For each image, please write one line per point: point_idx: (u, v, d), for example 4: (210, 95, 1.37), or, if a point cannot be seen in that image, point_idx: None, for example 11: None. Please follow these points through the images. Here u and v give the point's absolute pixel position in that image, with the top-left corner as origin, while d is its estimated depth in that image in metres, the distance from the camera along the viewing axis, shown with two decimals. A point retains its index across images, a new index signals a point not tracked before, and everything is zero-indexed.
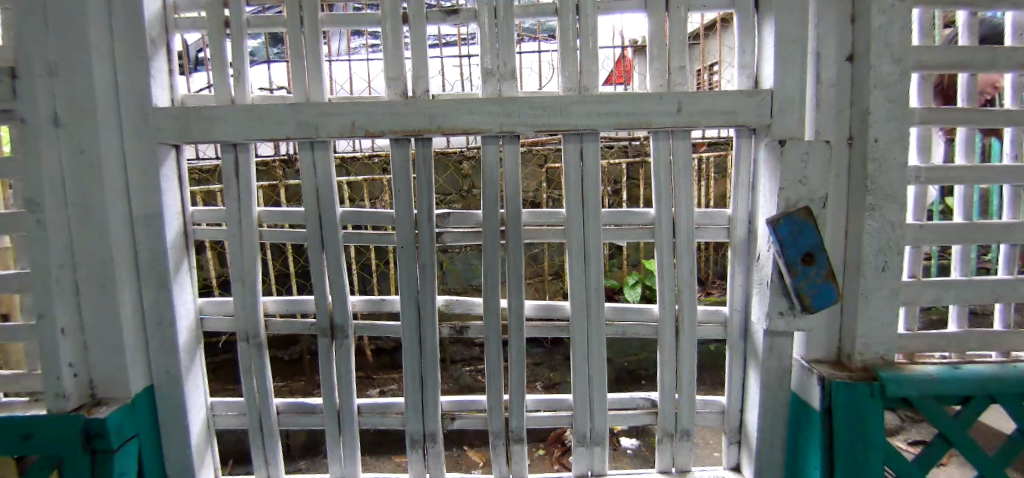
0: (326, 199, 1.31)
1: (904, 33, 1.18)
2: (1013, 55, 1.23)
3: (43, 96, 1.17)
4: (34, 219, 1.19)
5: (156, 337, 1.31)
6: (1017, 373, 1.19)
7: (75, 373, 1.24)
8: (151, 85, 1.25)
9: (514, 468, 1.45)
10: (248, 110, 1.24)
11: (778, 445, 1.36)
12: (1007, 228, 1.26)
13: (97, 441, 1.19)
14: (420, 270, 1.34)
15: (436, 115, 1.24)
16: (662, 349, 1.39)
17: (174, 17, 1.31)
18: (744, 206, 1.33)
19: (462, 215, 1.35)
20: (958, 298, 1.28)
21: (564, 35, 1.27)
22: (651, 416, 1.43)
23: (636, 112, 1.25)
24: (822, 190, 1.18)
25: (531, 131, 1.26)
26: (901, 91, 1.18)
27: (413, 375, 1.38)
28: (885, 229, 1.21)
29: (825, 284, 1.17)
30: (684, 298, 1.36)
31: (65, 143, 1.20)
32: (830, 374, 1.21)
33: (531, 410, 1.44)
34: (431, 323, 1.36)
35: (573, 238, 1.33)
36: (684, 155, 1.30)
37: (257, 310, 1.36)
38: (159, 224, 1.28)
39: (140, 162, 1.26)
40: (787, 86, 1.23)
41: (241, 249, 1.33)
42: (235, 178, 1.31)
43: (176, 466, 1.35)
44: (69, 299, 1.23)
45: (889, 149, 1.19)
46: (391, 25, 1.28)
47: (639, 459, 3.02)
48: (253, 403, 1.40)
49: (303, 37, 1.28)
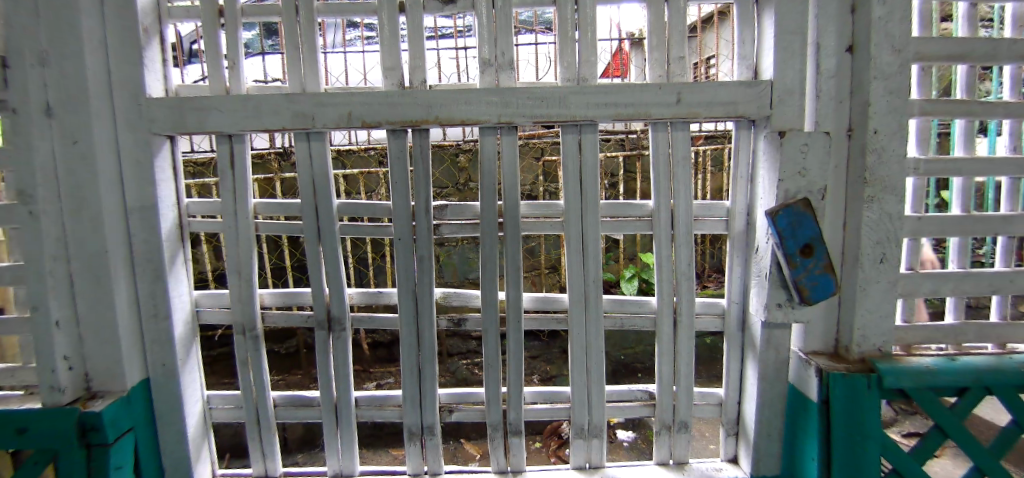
0: (323, 191, 1.30)
1: (904, 24, 1.17)
2: (1013, 47, 1.22)
3: (35, 86, 1.15)
4: (27, 210, 1.17)
5: (151, 329, 1.30)
6: (1012, 364, 1.19)
7: (70, 366, 1.23)
8: (145, 75, 1.23)
9: (512, 460, 1.45)
10: (244, 100, 1.23)
11: (776, 437, 1.36)
12: (1005, 219, 1.26)
13: (92, 434, 1.18)
14: (418, 262, 1.32)
15: (434, 105, 1.23)
16: (660, 340, 1.38)
17: (167, 7, 1.28)
18: (742, 198, 1.33)
19: (459, 207, 1.34)
20: (956, 290, 1.28)
21: (563, 26, 1.25)
22: (649, 408, 1.43)
23: (635, 103, 1.24)
24: (821, 182, 1.17)
25: (530, 122, 1.24)
26: (902, 82, 1.18)
27: (411, 368, 1.38)
28: (884, 221, 1.21)
29: (824, 276, 1.15)
30: (682, 290, 1.36)
31: (58, 133, 1.18)
32: (827, 366, 1.22)
33: (529, 402, 1.44)
34: (428, 315, 1.36)
35: (572, 231, 1.32)
36: (683, 147, 1.29)
37: (255, 301, 1.35)
38: (154, 215, 1.26)
39: (134, 152, 1.24)
40: (787, 77, 1.22)
41: (237, 241, 1.31)
42: (231, 170, 1.29)
43: (172, 461, 1.34)
44: (64, 291, 1.22)
45: (888, 141, 1.19)
46: (388, 14, 1.26)
47: (635, 452, 3.04)
48: (250, 396, 1.39)
49: (299, 27, 1.26)
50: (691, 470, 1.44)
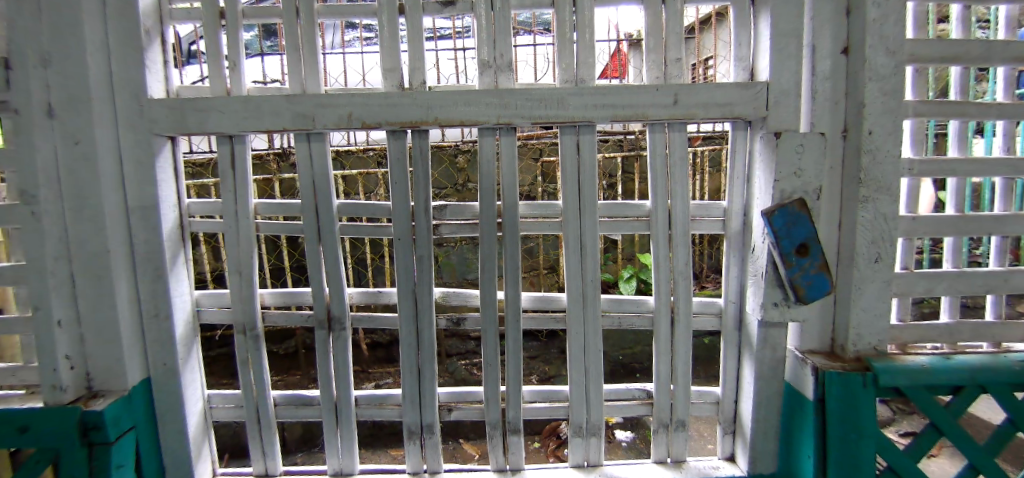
0: (323, 191, 1.31)
1: (897, 26, 1.18)
2: (1006, 49, 1.24)
3: (37, 87, 1.16)
4: (29, 210, 1.18)
5: (152, 329, 1.31)
6: (1006, 363, 1.20)
7: (72, 365, 1.24)
8: (146, 76, 1.23)
9: (511, 459, 1.46)
10: (244, 101, 1.23)
11: (772, 434, 1.38)
12: (998, 219, 1.28)
13: (94, 433, 1.19)
14: (417, 262, 1.33)
15: (433, 106, 1.24)
16: (657, 339, 1.39)
17: (169, 8, 1.30)
18: (739, 198, 1.34)
19: (459, 207, 1.35)
20: (950, 289, 1.29)
21: (561, 28, 1.26)
22: (647, 407, 1.44)
23: (632, 104, 1.25)
24: (817, 182, 1.19)
25: (528, 123, 1.25)
26: (896, 83, 1.19)
27: (410, 367, 1.39)
28: (879, 221, 1.22)
29: (819, 275, 1.16)
30: (680, 289, 1.37)
31: (59, 134, 1.19)
32: (823, 365, 1.23)
33: (528, 401, 1.45)
34: (428, 315, 1.36)
35: (571, 231, 1.33)
36: (680, 148, 1.30)
37: (255, 301, 1.36)
38: (155, 216, 1.27)
39: (135, 153, 1.25)
40: (782, 78, 1.24)
41: (237, 241, 1.32)
42: (232, 171, 1.30)
43: (173, 460, 1.35)
44: (66, 291, 1.23)
45: (882, 141, 1.20)
46: (388, 17, 1.27)
47: (634, 452, 3.05)
48: (250, 395, 1.40)
49: (299, 28, 1.27)
50: (689, 468, 1.45)
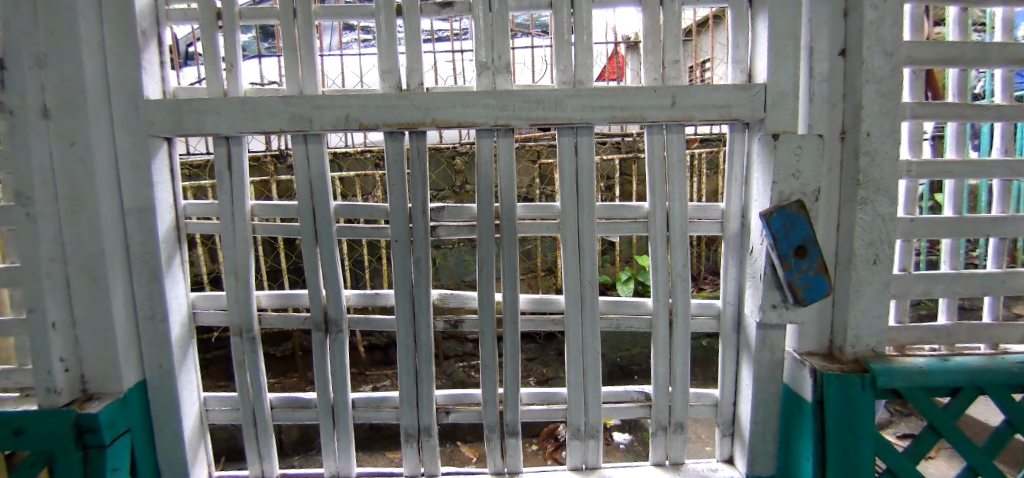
0: (320, 193, 1.30)
1: (894, 28, 1.19)
2: (1003, 51, 1.24)
3: (32, 88, 1.16)
4: (24, 213, 1.18)
5: (148, 330, 1.30)
6: (1004, 364, 1.20)
7: (66, 368, 1.23)
8: (144, 77, 1.23)
9: (508, 461, 1.45)
10: (241, 102, 1.23)
11: (771, 436, 1.37)
12: (995, 221, 1.28)
13: (89, 436, 1.18)
14: (414, 264, 1.32)
15: (431, 107, 1.23)
16: (655, 341, 1.39)
17: (165, 9, 1.29)
18: (737, 200, 1.34)
19: (457, 209, 1.35)
20: (948, 291, 1.29)
21: (559, 30, 1.26)
22: (645, 409, 1.44)
23: (629, 106, 1.25)
24: (815, 184, 1.18)
25: (526, 124, 1.25)
26: (893, 85, 1.19)
27: (407, 369, 1.38)
28: (876, 223, 1.22)
29: (818, 277, 1.15)
30: (678, 291, 1.37)
31: (54, 135, 1.18)
32: (822, 367, 1.23)
33: (526, 403, 1.45)
34: (425, 316, 1.36)
35: (568, 232, 1.33)
36: (678, 149, 1.30)
37: (251, 303, 1.35)
38: (151, 218, 1.26)
39: (131, 155, 1.24)
40: (780, 80, 1.24)
41: (234, 244, 1.31)
42: (228, 172, 1.30)
43: (169, 462, 1.34)
44: (61, 293, 1.22)
45: (879, 143, 1.20)
46: (385, 17, 1.26)
47: (631, 454, 3.04)
48: (246, 397, 1.39)
49: (296, 29, 1.26)
50: (687, 471, 1.44)
